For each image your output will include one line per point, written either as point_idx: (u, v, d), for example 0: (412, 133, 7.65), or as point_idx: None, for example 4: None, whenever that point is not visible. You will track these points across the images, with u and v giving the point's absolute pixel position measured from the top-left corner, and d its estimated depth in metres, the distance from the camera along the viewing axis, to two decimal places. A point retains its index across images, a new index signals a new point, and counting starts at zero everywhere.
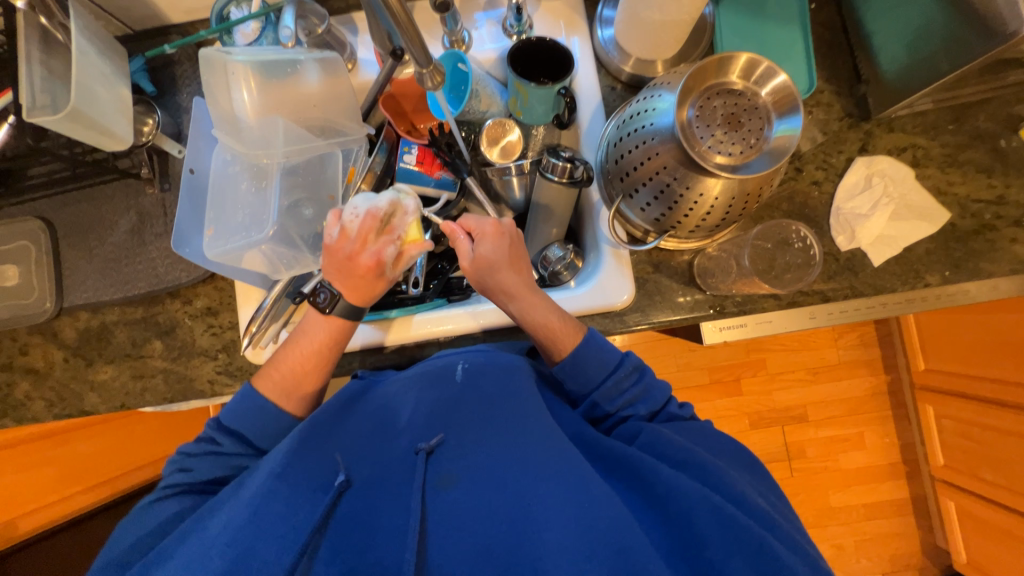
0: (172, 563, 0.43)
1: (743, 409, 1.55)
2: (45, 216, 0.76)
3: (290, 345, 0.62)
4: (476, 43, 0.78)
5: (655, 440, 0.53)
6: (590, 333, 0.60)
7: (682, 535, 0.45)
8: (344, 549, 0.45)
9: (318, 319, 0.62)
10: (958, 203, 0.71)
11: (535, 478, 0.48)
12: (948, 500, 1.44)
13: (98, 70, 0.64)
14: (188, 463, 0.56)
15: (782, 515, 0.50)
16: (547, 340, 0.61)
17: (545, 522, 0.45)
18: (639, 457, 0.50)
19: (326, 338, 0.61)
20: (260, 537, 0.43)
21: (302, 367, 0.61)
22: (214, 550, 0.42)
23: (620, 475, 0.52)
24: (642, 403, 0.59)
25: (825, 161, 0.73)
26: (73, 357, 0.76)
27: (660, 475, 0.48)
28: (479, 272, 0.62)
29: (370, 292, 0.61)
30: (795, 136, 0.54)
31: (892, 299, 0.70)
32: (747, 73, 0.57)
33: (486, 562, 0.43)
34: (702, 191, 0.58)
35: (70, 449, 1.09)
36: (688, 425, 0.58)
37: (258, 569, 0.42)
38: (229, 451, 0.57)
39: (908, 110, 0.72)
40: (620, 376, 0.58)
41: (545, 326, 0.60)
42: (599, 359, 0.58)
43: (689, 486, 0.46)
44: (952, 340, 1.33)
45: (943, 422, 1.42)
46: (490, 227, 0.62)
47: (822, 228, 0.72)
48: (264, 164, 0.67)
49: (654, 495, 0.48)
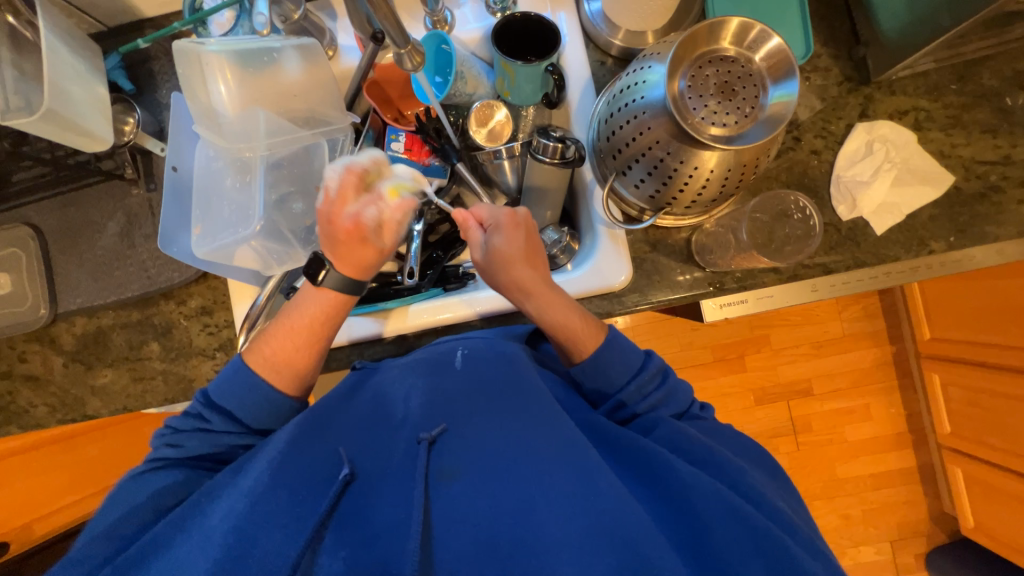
0: (177, 551, 0.43)
1: (748, 386, 1.54)
2: (32, 222, 0.75)
3: (286, 325, 0.60)
4: (459, 23, 0.75)
5: (674, 438, 0.52)
6: (612, 334, 0.59)
7: (694, 530, 0.44)
8: (345, 540, 0.45)
9: (312, 292, 0.61)
10: (963, 166, 0.69)
11: (538, 470, 0.47)
12: (955, 467, 1.45)
13: (71, 69, 0.63)
14: (177, 438, 0.55)
15: (802, 518, 0.50)
16: (566, 339, 0.59)
17: (548, 517, 0.44)
18: (654, 451, 0.49)
19: (322, 314, 0.61)
20: (264, 530, 0.44)
21: (295, 345, 0.59)
22: (217, 537, 0.43)
23: (628, 464, 0.51)
24: (667, 405, 0.58)
25: (824, 128, 0.71)
26: (72, 363, 0.76)
27: (676, 472, 0.47)
28: (493, 265, 0.61)
29: (363, 263, 0.60)
30: (792, 101, 0.52)
31: (895, 268, 0.69)
32: (739, 38, 0.55)
33: (488, 556, 0.43)
34: (697, 165, 0.56)
35: (80, 453, 1.10)
36: (705, 423, 0.58)
37: (258, 562, 0.42)
38: (219, 429, 0.56)
39: (910, 71, 0.70)
40: (643, 380, 0.57)
41: (563, 325, 0.59)
42: (621, 363, 0.58)
43: (707, 485, 0.45)
44: (957, 307, 1.32)
45: (950, 389, 1.42)
46: (506, 218, 0.61)
47: (822, 198, 0.70)
48: (248, 158, 0.66)
49: (667, 491, 0.47)
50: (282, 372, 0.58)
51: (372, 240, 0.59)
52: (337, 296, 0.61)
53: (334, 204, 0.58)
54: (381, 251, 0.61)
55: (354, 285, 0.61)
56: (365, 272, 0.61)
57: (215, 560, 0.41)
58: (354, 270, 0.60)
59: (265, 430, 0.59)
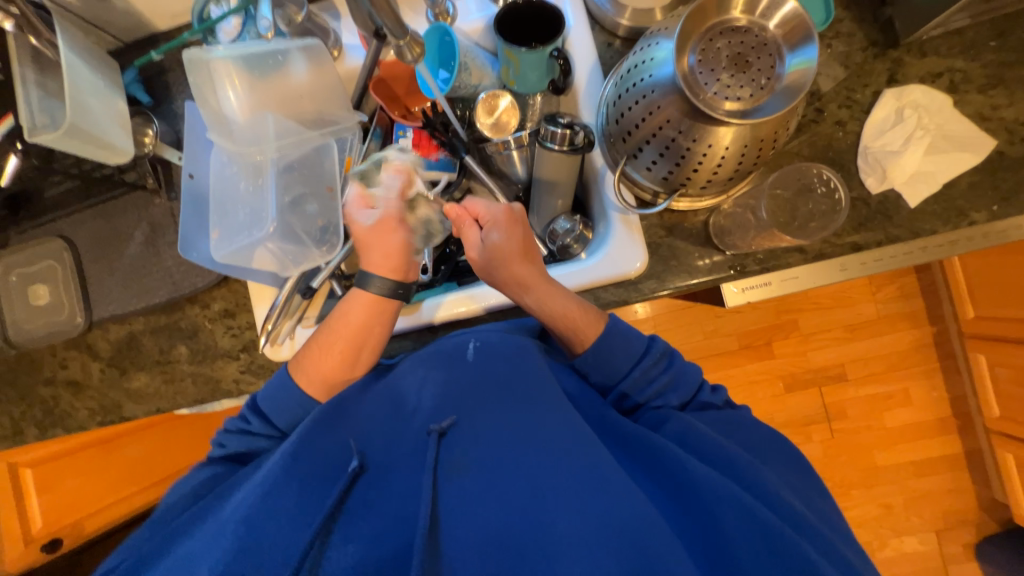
0: (195, 537, 0.45)
1: (777, 372, 1.49)
2: (66, 235, 0.78)
3: (330, 332, 0.60)
4: (462, 14, 0.74)
5: (684, 432, 0.50)
6: (612, 320, 0.58)
7: (704, 527, 0.42)
8: (355, 532, 0.45)
9: (356, 301, 0.61)
10: (1006, 129, 0.64)
11: (548, 464, 0.46)
12: (1006, 452, 1.36)
13: (91, 85, 0.65)
14: (224, 438, 0.59)
15: (822, 520, 0.47)
16: (566, 331, 0.59)
17: (559, 512, 0.43)
18: (663, 446, 0.48)
19: (362, 320, 0.60)
20: (272, 521, 0.44)
21: (341, 353, 0.60)
22: (229, 527, 0.43)
23: (641, 460, 0.50)
24: (674, 391, 0.56)
25: (849, 98, 0.67)
26: (109, 368, 0.80)
27: (688, 469, 0.45)
28: (490, 262, 0.61)
29: (389, 258, 0.61)
30: (812, 68, 0.49)
31: (932, 242, 0.65)
32: (750, 7, 0.52)
33: (496, 551, 0.42)
34: (712, 142, 0.54)
35: (125, 453, 1.16)
36: (720, 414, 0.55)
37: (268, 552, 0.43)
38: (258, 432, 0.58)
39: (943, 29, 0.65)
40: (647, 366, 0.57)
41: (564, 316, 0.58)
42: (625, 350, 0.57)
43: (719, 483, 0.43)
44: (1004, 283, 1.23)
45: (997, 370, 1.33)
46: (502, 215, 0.61)
47: (849, 172, 0.66)
48: (259, 161, 0.67)
49: (677, 486, 0.46)
50: (313, 374, 0.59)
51: (388, 233, 0.62)
52: (377, 300, 0.61)
53: (358, 208, 0.63)
54: (405, 244, 0.62)
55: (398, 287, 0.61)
56: (395, 271, 0.62)
57: (228, 552, 0.42)
58: (384, 269, 0.61)
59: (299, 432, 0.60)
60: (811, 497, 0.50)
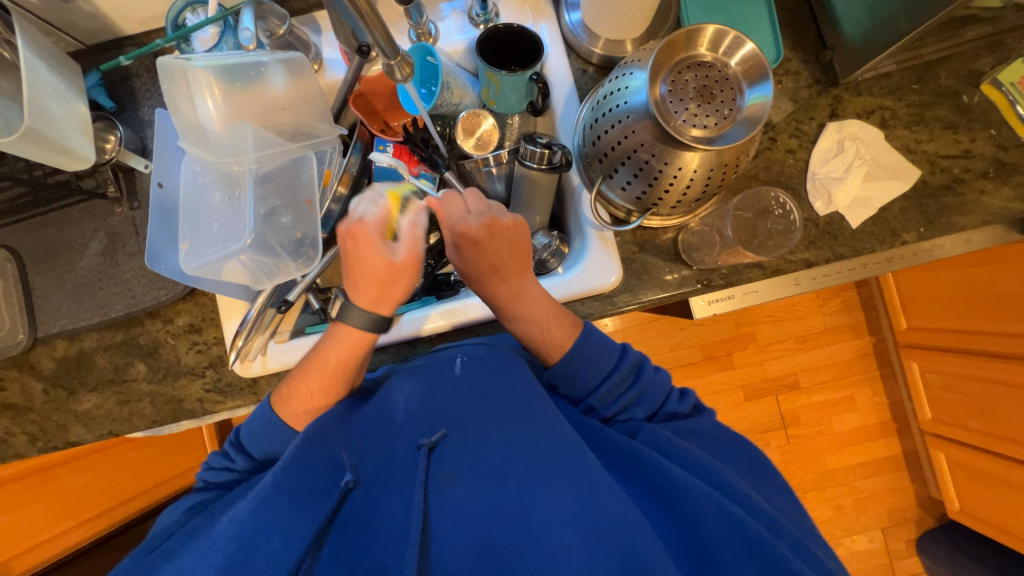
0: (181, 558, 0.43)
1: (737, 382, 1.57)
2: (10, 245, 0.73)
3: (303, 365, 0.58)
4: (443, 36, 0.77)
5: (654, 440, 0.53)
6: (593, 336, 0.60)
7: (688, 531, 0.45)
8: (342, 549, 0.45)
9: (333, 335, 0.58)
10: (928, 160, 0.73)
11: (540, 473, 0.47)
12: (938, 451, 1.49)
13: (52, 88, 0.62)
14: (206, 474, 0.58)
15: (793, 524, 0.50)
16: (546, 343, 0.60)
17: (550, 521, 0.44)
18: (646, 454, 0.50)
19: (338, 357, 0.58)
20: (265, 536, 0.43)
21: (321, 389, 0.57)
22: (220, 543, 0.42)
23: (626, 469, 0.52)
24: (642, 404, 0.59)
25: (798, 129, 0.74)
26: (54, 389, 0.74)
27: (670, 474, 0.47)
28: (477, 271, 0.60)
29: (393, 296, 0.59)
30: (767, 103, 0.54)
31: (871, 260, 0.72)
32: (715, 45, 0.57)
33: (488, 562, 0.43)
34: (681, 165, 0.58)
35: (62, 483, 1.06)
36: (685, 425, 0.57)
37: (259, 566, 0.42)
38: (234, 465, 0.57)
39: (874, 72, 0.73)
40: (620, 377, 0.59)
41: (543, 329, 0.60)
42: (602, 363, 0.59)
43: (701, 490, 0.45)
44: (931, 297, 1.37)
45: (928, 376, 1.47)
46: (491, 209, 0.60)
47: (800, 194, 0.73)
48: (236, 172, 0.66)
49: (661, 493, 0.48)
50: (295, 411, 0.57)
51: (400, 277, 0.59)
52: (361, 334, 0.58)
53: (379, 244, 0.57)
54: (412, 287, 0.61)
55: (382, 320, 0.59)
56: (389, 308, 0.60)
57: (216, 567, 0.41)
58: (386, 305, 0.59)
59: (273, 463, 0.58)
60: (777, 494, 0.53)
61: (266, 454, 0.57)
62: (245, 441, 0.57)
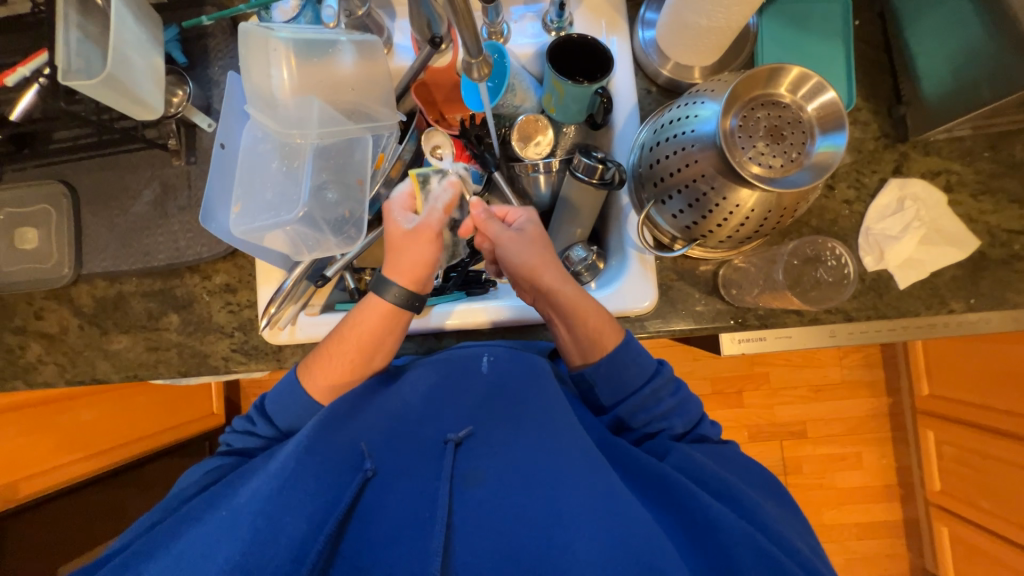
0: (204, 526, 0.44)
1: (743, 421, 1.55)
2: (68, 182, 0.75)
3: (337, 337, 0.59)
4: (513, 37, 0.77)
5: (684, 463, 0.52)
6: (628, 337, 0.60)
7: (719, 563, 0.43)
8: (365, 540, 0.46)
9: (368, 306, 0.59)
10: (989, 232, 0.71)
11: (566, 484, 0.47)
12: (941, 525, 1.45)
13: (134, 38, 0.64)
14: (229, 438, 0.61)
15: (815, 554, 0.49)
16: (586, 335, 0.60)
17: (575, 535, 0.44)
18: (677, 480, 0.49)
19: (372, 330, 0.59)
20: (289, 516, 0.45)
21: (351, 361, 0.58)
22: (244, 518, 0.44)
23: (654, 491, 0.51)
24: (679, 416, 0.58)
25: (858, 180, 0.73)
26: (89, 325, 0.76)
27: (702, 503, 0.46)
28: (516, 263, 0.63)
29: (411, 266, 0.59)
30: (838, 153, 0.53)
31: (914, 323, 0.70)
32: (795, 86, 0.56)
33: (510, 568, 0.43)
34: (738, 202, 0.57)
35: (72, 417, 1.08)
36: (712, 447, 0.57)
37: (280, 552, 0.43)
38: (259, 432, 0.59)
39: (947, 134, 0.71)
40: (657, 385, 0.58)
41: (587, 322, 0.60)
42: (638, 367, 0.59)
43: (734, 521, 0.45)
44: (959, 368, 1.33)
45: (943, 447, 1.42)
46: (533, 226, 0.65)
47: (850, 246, 0.71)
48: (298, 144, 0.67)
49: (693, 519, 0.46)
50: (319, 379, 0.58)
51: (418, 246, 0.59)
52: (393, 309, 0.59)
53: (399, 215, 0.60)
54: (431, 259, 0.59)
55: (412, 297, 0.59)
56: (412, 280, 0.59)
57: (239, 548, 0.42)
58: (405, 274, 0.59)
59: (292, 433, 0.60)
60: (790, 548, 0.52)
61: (289, 425, 0.59)
62: (268, 407, 0.60)
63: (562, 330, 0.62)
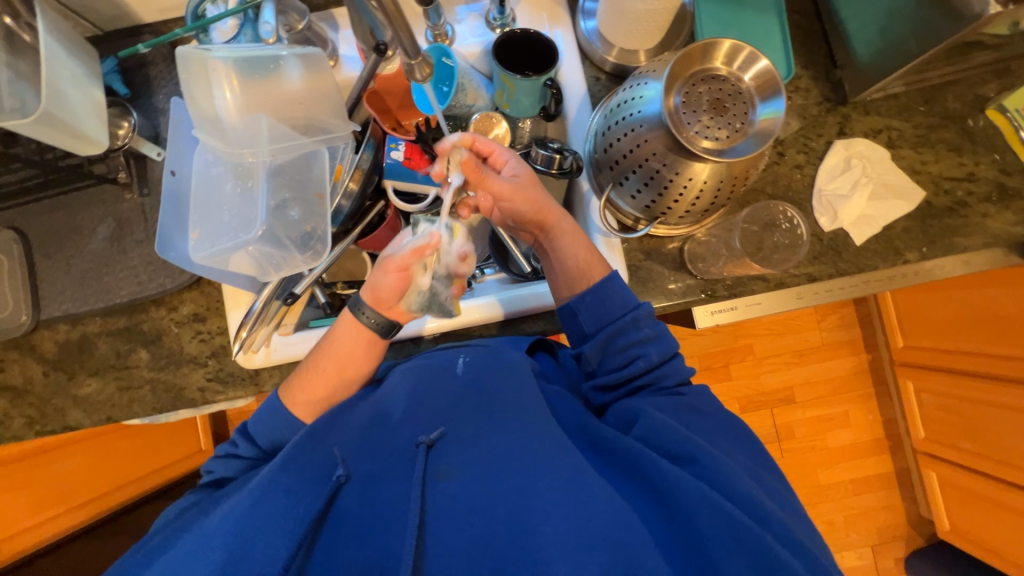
0: (176, 551, 0.46)
1: (732, 394, 1.59)
2: (17, 227, 0.73)
3: (320, 352, 0.61)
4: (459, 37, 0.78)
5: (649, 431, 0.53)
6: (616, 270, 0.63)
7: (684, 531, 0.45)
8: (338, 544, 0.47)
9: (344, 324, 0.59)
10: (932, 181, 0.74)
11: (534, 475, 0.50)
12: (930, 471, 1.50)
13: (69, 71, 0.62)
14: (211, 465, 0.61)
15: (784, 508, 0.50)
16: (576, 268, 0.63)
17: (545, 517, 0.46)
18: (640, 452, 0.50)
19: (350, 345, 0.59)
20: (261, 534, 0.46)
21: (333, 377, 0.60)
22: (216, 539, 0.45)
23: (621, 467, 0.52)
24: (655, 346, 0.60)
25: (806, 144, 0.75)
26: (54, 371, 0.73)
27: (661, 471, 0.48)
28: (524, 189, 0.61)
29: (380, 291, 0.57)
30: (779, 119, 0.55)
31: (873, 277, 0.73)
32: (730, 58, 0.58)
33: (483, 555, 0.45)
34: (691, 176, 0.59)
35: (47, 472, 1.04)
36: (680, 398, 0.58)
37: (255, 566, 0.44)
38: (244, 454, 0.60)
39: (882, 93, 0.74)
40: (638, 316, 0.60)
41: (581, 250, 0.64)
42: (620, 299, 0.61)
43: (689, 484, 0.46)
44: (929, 317, 1.38)
45: (923, 396, 1.47)
46: (523, 166, 0.63)
47: (806, 210, 0.74)
48: (250, 163, 0.66)
49: (656, 488, 0.48)
50: (301, 395, 0.60)
51: (383, 274, 0.55)
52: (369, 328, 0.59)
53: (391, 243, 0.59)
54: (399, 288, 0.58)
55: (382, 317, 0.59)
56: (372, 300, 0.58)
57: (216, 564, 0.44)
58: (373, 301, 0.58)
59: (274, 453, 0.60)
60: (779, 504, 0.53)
61: (269, 445, 0.59)
62: (251, 428, 0.60)
63: (550, 268, 0.66)
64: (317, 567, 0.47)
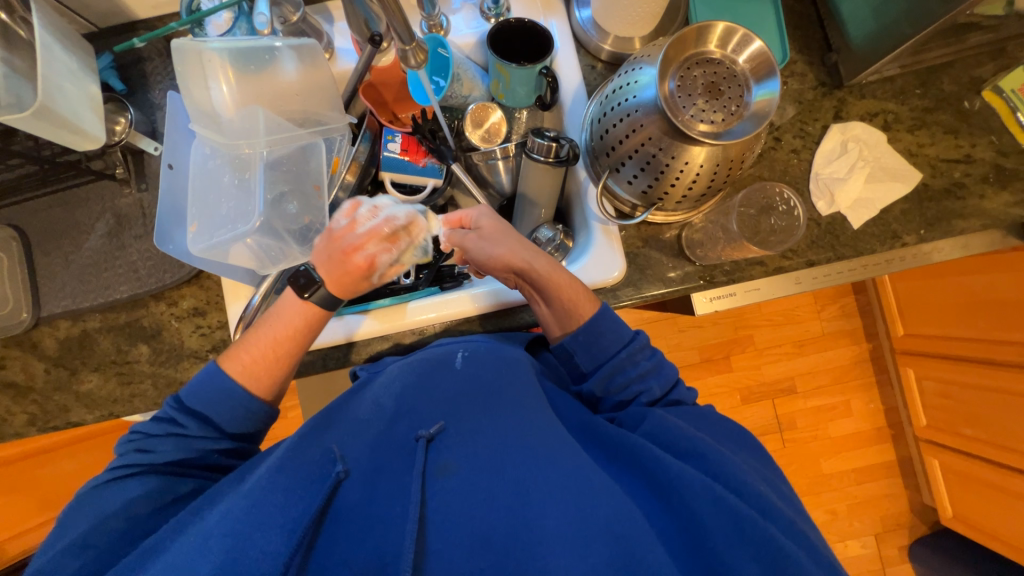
0: (170, 558, 0.44)
1: (734, 386, 1.58)
2: (16, 225, 0.73)
3: (265, 330, 0.59)
4: (454, 29, 0.78)
5: (658, 428, 0.53)
6: (604, 306, 0.62)
7: (685, 522, 0.46)
8: (338, 539, 0.48)
9: (294, 303, 0.59)
10: (929, 164, 0.74)
11: (537, 469, 0.50)
12: (932, 458, 1.50)
13: (65, 67, 0.62)
14: (148, 444, 0.55)
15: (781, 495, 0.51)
16: (563, 306, 0.62)
17: (543, 511, 0.47)
18: (642, 446, 0.50)
19: (303, 325, 0.60)
20: (260, 531, 0.45)
21: (273, 355, 0.58)
22: (213, 541, 0.44)
23: (624, 463, 0.52)
24: (656, 379, 0.60)
25: (802, 130, 0.75)
26: (56, 368, 0.74)
27: (664, 464, 0.48)
28: (490, 237, 0.63)
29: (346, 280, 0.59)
30: (774, 98, 0.56)
31: (871, 261, 0.73)
32: (723, 42, 0.58)
33: (483, 551, 0.46)
34: (688, 160, 0.59)
35: (52, 470, 1.05)
36: (686, 409, 0.58)
37: (254, 564, 0.44)
38: (193, 435, 0.56)
39: (878, 76, 0.75)
40: (633, 350, 0.60)
41: (568, 284, 0.62)
42: (614, 334, 0.61)
43: (692, 476, 0.46)
44: (929, 304, 1.38)
45: (924, 383, 1.48)
46: (489, 218, 0.65)
47: (803, 193, 0.74)
48: (247, 154, 0.65)
49: (657, 482, 0.48)
50: (246, 374, 0.58)
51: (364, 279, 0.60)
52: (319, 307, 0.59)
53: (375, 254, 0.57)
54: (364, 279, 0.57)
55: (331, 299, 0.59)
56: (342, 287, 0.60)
57: (215, 565, 0.43)
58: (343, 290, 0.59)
59: (240, 434, 0.59)
60: (780, 486, 0.53)
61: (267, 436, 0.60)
62: (189, 401, 0.56)
63: (544, 308, 0.64)
64: (317, 565, 0.47)
